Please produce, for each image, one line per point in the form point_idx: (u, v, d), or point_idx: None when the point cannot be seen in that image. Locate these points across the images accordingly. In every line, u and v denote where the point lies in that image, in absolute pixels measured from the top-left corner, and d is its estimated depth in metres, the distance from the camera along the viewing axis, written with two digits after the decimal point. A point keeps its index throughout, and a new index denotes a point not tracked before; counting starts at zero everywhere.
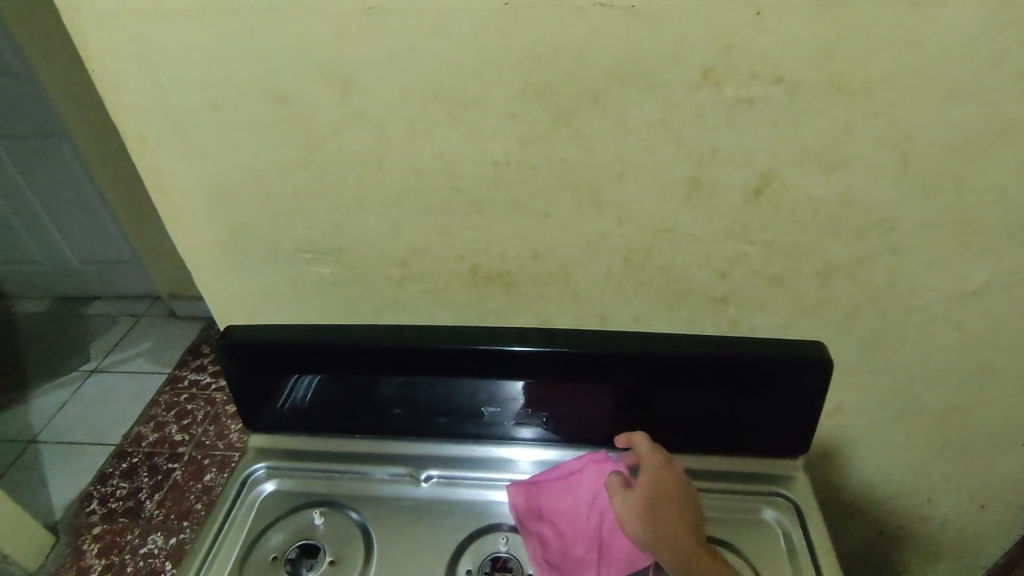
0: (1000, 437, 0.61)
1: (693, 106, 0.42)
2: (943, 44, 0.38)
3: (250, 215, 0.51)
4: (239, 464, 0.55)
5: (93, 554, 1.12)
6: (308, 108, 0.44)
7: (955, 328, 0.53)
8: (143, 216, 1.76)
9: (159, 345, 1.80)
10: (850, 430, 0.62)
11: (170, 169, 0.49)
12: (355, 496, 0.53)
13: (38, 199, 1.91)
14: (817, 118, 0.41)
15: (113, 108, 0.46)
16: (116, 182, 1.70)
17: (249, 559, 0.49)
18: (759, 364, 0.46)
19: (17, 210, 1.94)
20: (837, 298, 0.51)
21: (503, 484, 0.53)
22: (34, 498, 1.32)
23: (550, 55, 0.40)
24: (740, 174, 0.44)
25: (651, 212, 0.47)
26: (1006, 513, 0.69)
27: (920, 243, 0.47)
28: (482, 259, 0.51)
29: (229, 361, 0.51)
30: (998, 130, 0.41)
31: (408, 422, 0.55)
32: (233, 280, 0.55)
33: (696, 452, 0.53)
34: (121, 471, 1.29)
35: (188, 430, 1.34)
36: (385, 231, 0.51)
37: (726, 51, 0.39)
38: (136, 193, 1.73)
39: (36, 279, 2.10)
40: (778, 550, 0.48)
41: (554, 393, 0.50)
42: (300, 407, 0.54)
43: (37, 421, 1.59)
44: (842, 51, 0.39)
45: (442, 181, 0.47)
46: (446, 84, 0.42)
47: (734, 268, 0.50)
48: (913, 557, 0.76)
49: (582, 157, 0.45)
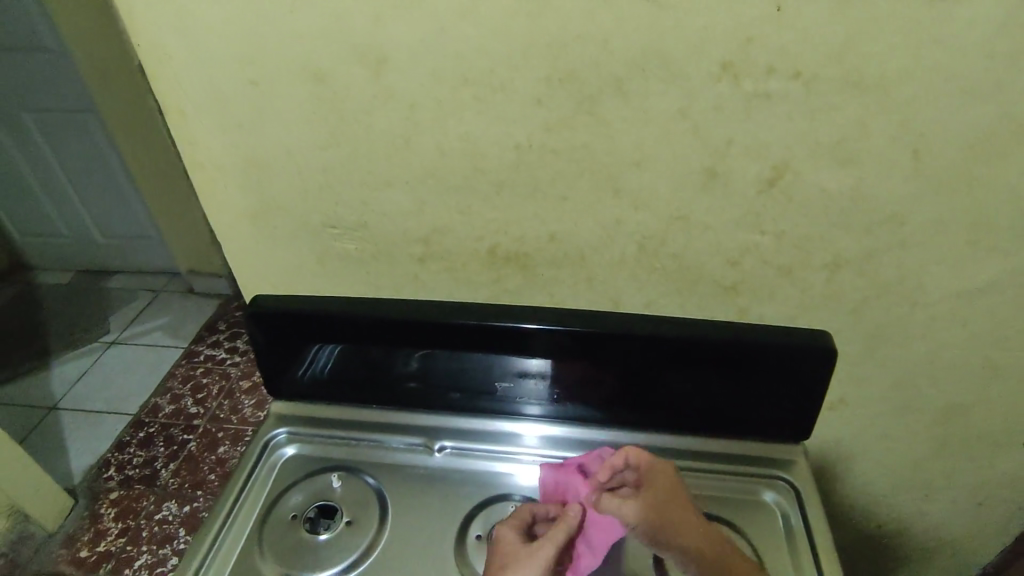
0: (1000, 436, 0.62)
1: (712, 97, 0.43)
2: (958, 45, 0.40)
3: (281, 189, 0.53)
4: (261, 428, 0.57)
5: (110, 518, 1.16)
6: (342, 87, 0.46)
7: (960, 325, 0.54)
8: (166, 193, 1.80)
9: (176, 321, 1.83)
10: (852, 422, 0.64)
11: (207, 141, 0.51)
12: (372, 463, 0.55)
13: (64, 172, 1.95)
14: (832, 113, 0.43)
15: (156, 80, 0.49)
16: (140, 159, 1.74)
17: (270, 516, 0.51)
18: (765, 350, 0.48)
19: (43, 182, 1.98)
20: (844, 291, 0.52)
21: (513, 457, 0.55)
22: (53, 462, 1.37)
23: (576, 44, 0.42)
24: (754, 165, 0.46)
25: (667, 200, 0.49)
26: (1004, 513, 0.70)
27: (928, 240, 0.48)
28: (501, 240, 0.53)
29: (255, 328, 0.53)
30: (1010, 131, 0.43)
31: (423, 395, 0.57)
32: (262, 251, 0.58)
33: (701, 434, 0.55)
34: (138, 440, 1.33)
35: (204, 404, 1.38)
36: (410, 209, 0.53)
37: (746, 45, 0.41)
38: (160, 171, 1.76)
39: (59, 252, 2.14)
40: (777, 531, 0.50)
41: (565, 371, 0.52)
42: (321, 376, 0.57)
43: (57, 389, 1.63)
44: (859, 48, 0.40)
45: (466, 162, 0.49)
46: (475, 68, 0.44)
47: (745, 257, 0.51)
48: (910, 551, 0.78)
49: (603, 143, 0.46)
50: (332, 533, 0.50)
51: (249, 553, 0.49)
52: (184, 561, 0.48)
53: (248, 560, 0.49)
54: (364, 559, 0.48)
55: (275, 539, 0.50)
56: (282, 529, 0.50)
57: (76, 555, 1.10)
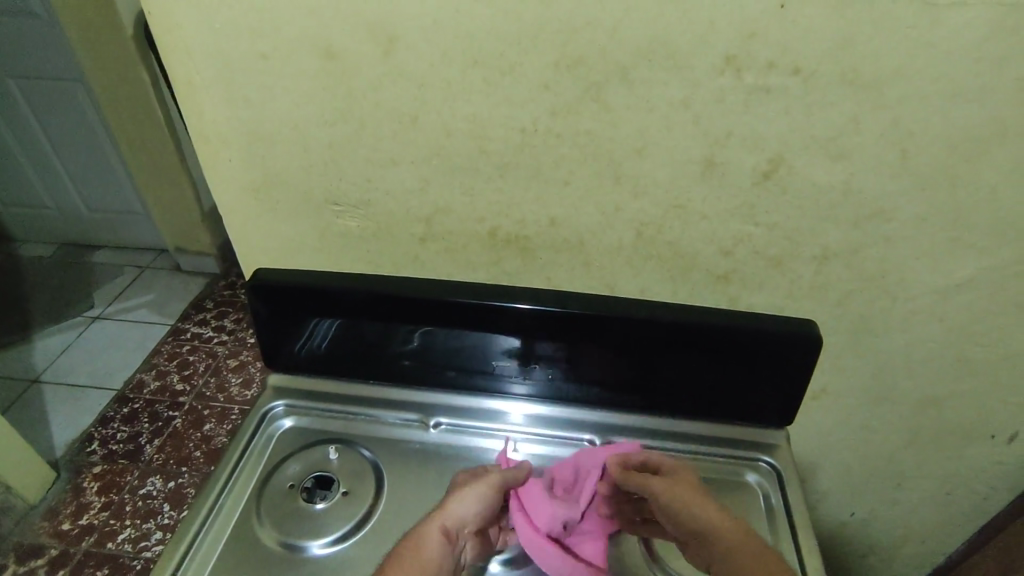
0: (972, 428, 0.65)
1: (714, 89, 0.45)
2: (950, 48, 0.41)
3: (286, 164, 0.54)
4: (259, 400, 0.58)
5: (93, 492, 1.17)
6: (352, 64, 0.47)
7: (939, 319, 0.56)
8: (155, 167, 1.78)
9: (161, 297, 1.82)
10: (832, 411, 0.66)
11: (214, 113, 0.52)
12: (368, 436, 0.56)
13: (50, 144, 1.92)
14: (828, 109, 0.44)
15: (166, 49, 0.49)
16: (128, 131, 1.72)
17: (268, 485, 0.52)
18: (752, 336, 0.50)
19: (28, 153, 1.95)
20: (831, 283, 0.54)
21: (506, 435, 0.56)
22: (35, 434, 1.36)
23: (586, 31, 0.43)
24: (752, 158, 0.47)
25: (666, 189, 0.50)
26: (973, 504, 0.73)
27: (913, 236, 0.51)
28: (502, 223, 0.55)
29: (257, 300, 0.54)
30: (994, 133, 0.45)
31: (420, 373, 0.58)
32: (264, 225, 0.58)
33: (689, 417, 0.57)
34: (122, 416, 1.34)
35: (189, 381, 1.40)
36: (414, 189, 0.54)
37: (749, 39, 0.42)
38: (149, 146, 1.74)
39: (43, 224, 2.11)
40: (759, 509, 0.52)
41: (560, 351, 0.53)
42: (319, 351, 0.58)
43: (39, 362, 1.62)
44: (857, 47, 0.42)
45: (472, 144, 0.50)
46: (485, 50, 0.45)
47: (737, 247, 0.53)
48: (881, 539, 0.81)
49: (606, 130, 0.48)
50: (329, 502, 0.51)
51: (247, 520, 0.50)
52: (182, 525, 0.49)
53: (245, 527, 0.50)
54: (361, 528, 0.49)
55: (273, 507, 0.51)
56: (280, 497, 0.51)
57: (58, 527, 1.11)
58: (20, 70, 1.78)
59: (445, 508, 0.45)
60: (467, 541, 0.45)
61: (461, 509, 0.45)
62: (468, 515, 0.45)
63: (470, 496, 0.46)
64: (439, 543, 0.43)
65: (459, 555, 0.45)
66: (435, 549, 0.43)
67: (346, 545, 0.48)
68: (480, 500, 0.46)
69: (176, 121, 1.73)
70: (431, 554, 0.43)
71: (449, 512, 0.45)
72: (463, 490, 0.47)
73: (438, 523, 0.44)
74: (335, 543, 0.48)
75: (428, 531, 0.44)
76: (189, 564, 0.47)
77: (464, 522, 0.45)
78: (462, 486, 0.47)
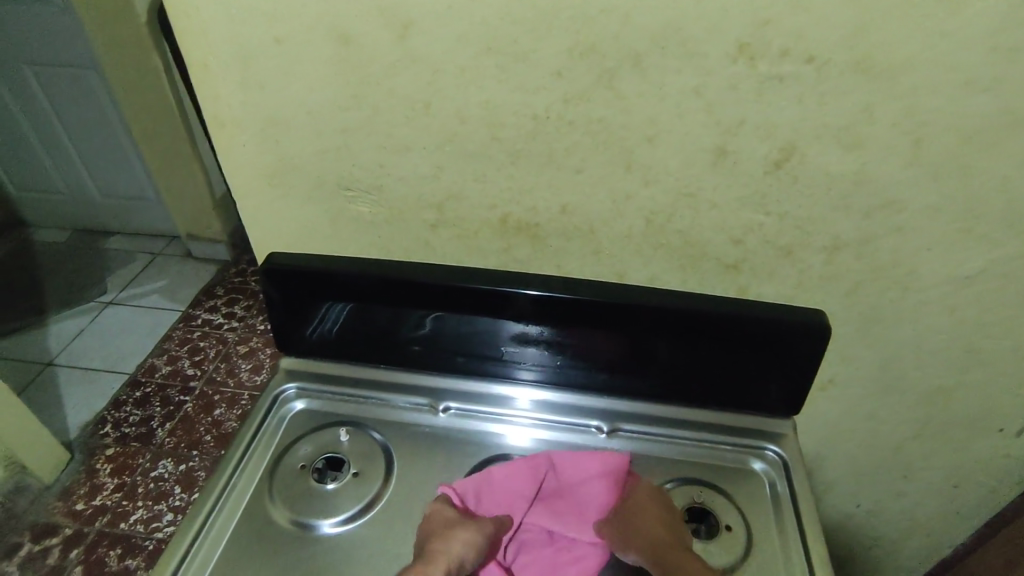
0: (980, 420, 0.65)
1: (727, 76, 0.45)
2: (966, 37, 0.41)
3: (300, 149, 0.54)
4: (271, 382, 0.59)
5: (106, 473, 1.18)
6: (366, 49, 0.47)
7: (948, 311, 0.56)
8: (168, 153, 1.80)
9: (173, 283, 1.84)
10: (840, 402, 0.66)
11: (229, 97, 0.52)
12: (379, 420, 0.57)
13: (64, 130, 1.94)
14: (841, 98, 0.44)
15: (182, 33, 0.49)
16: (141, 118, 1.73)
17: (280, 466, 0.53)
18: (761, 325, 0.50)
19: (43, 139, 1.97)
20: (841, 273, 0.54)
21: (518, 421, 0.57)
22: (50, 416, 1.38)
23: (599, 17, 0.43)
24: (764, 146, 0.47)
25: (677, 177, 0.50)
26: (980, 497, 0.73)
27: (924, 227, 0.50)
28: (513, 210, 0.55)
29: (270, 284, 0.55)
30: (1008, 124, 0.44)
31: (431, 357, 0.59)
32: (278, 209, 0.59)
33: (695, 405, 0.57)
34: (135, 400, 1.35)
35: (201, 366, 1.41)
36: (426, 174, 0.54)
37: (763, 26, 0.42)
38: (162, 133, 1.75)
39: (58, 210, 2.14)
40: (765, 497, 0.53)
41: (569, 338, 0.54)
42: (332, 334, 0.58)
43: (54, 346, 1.64)
44: (872, 35, 0.42)
45: (484, 130, 0.50)
46: (499, 35, 0.45)
47: (748, 236, 0.53)
48: (887, 531, 0.81)
49: (618, 117, 0.48)
50: (340, 483, 0.52)
51: (260, 499, 0.51)
52: (196, 503, 0.50)
53: (258, 506, 0.50)
54: (370, 509, 0.50)
55: (285, 487, 0.51)
56: (292, 477, 0.52)
57: (72, 507, 1.13)
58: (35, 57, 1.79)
59: (444, 551, 0.43)
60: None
61: (459, 550, 0.43)
62: (466, 555, 0.43)
63: (467, 536, 0.44)
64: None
65: None
66: None
67: (356, 524, 0.49)
68: (476, 538, 0.44)
69: (189, 108, 1.74)
70: None
71: (447, 554, 0.43)
72: (460, 535, 0.44)
73: (439, 571, 0.42)
74: (345, 522, 0.49)
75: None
76: (203, 540, 0.48)
77: (463, 563, 0.43)
78: (457, 528, 0.45)
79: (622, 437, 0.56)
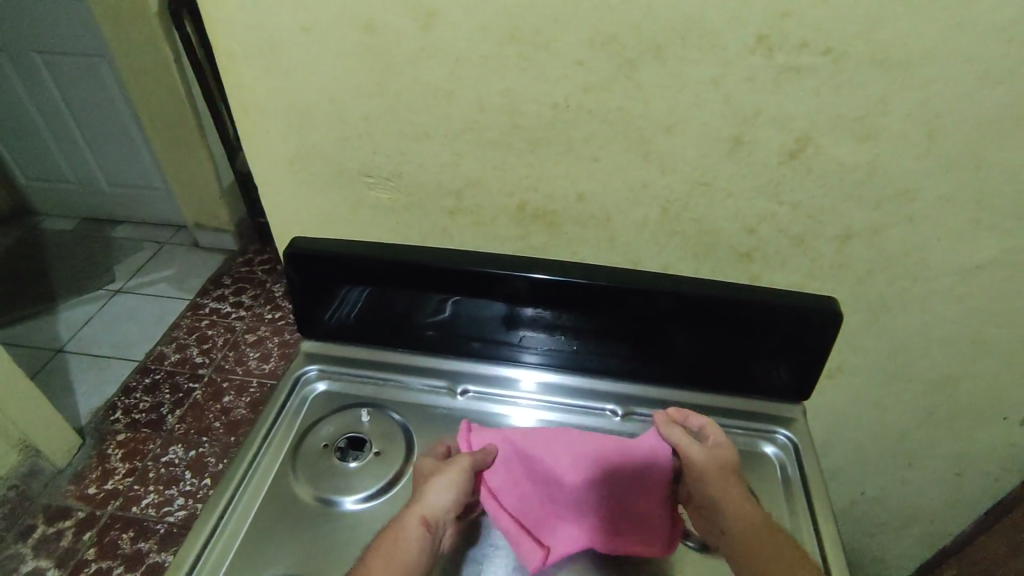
0: (983, 409, 0.67)
1: (745, 67, 0.46)
2: (981, 30, 0.42)
3: (323, 136, 0.55)
4: (292, 364, 0.60)
5: (116, 458, 1.21)
6: (391, 37, 0.48)
7: (955, 300, 0.57)
8: (177, 144, 1.80)
9: (181, 273, 1.85)
10: (847, 390, 0.67)
11: (254, 85, 0.53)
12: (398, 401, 0.59)
13: (72, 119, 1.95)
14: (857, 90, 0.45)
15: (210, 21, 0.50)
16: (150, 107, 1.74)
17: (302, 445, 0.54)
18: (774, 310, 0.51)
19: (52, 127, 1.98)
20: (851, 263, 0.55)
21: (524, 402, 0.58)
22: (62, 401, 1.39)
23: (622, 8, 0.44)
24: (779, 137, 0.49)
25: (693, 166, 0.51)
26: (981, 483, 0.75)
27: (935, 217, 0.52)
28: (530, 198, 0.56)
29: (292, 268, 0.56)
30: (1020, 116, 0.45)
31: (445, 342, 0.60)
32: (299, 196, 0.60)
33: (707, 390, 0.59)
34: (144, 386, 1.37)
35: (209, 354, 1.43)
36: (447, 162, 0.55)
37: (782, 18, 0.43)
38: (170, 123, 1.76)
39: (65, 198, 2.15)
40: (776, 478, 0.54)
41: (585, 323, 0.55)
42: (350, 319, 0.60)
43: (62, 333, 1.65)
44: (889, 28, 0.43)
45: (505, 119, 0.51)
46: (522, 25, 0.46)
47: (761, 225, 0.54)
48: (889, 517, 0.83)
49: (637, 107, 0.49)
50: (361, 462, 0.53)
51: (284, 477, 0.52)
52: (223, 479, 0.52)
53: (282, 483, 0.52)
54: (390, 487, 0.52)
55: (308, 466, 0.53)
56: (315, 456, 0.53)
57: (83, 491, 1.15)
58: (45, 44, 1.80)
59: (422, 498, 0.47)
60: (447, 530, 0.47)
61: (437, 498, 0.47)
62: (444, 502, 0.47)
63: (441, 485, 0.48)
64: (419, 532, 0.45)
65: (438, 542, 0.46)
66: (415, 542, 0.44)
67: (377, 502, 0.51)
68: (452, 487, 0.48)
69: (197, 98, 1.75)
70: (409, 543, 0.44)
71: (425, 502, 0.47)
72: (436, 480, 0.48)
73: (417, 514, 0.46)
74: (366, 500, 0.51)
75: (406, 523, 0.45)
76: (229, 516, 0.50)
77: (443, 510, 0.47)
78: (433, 474, 0.49)
79: (636, 420, 0.57)
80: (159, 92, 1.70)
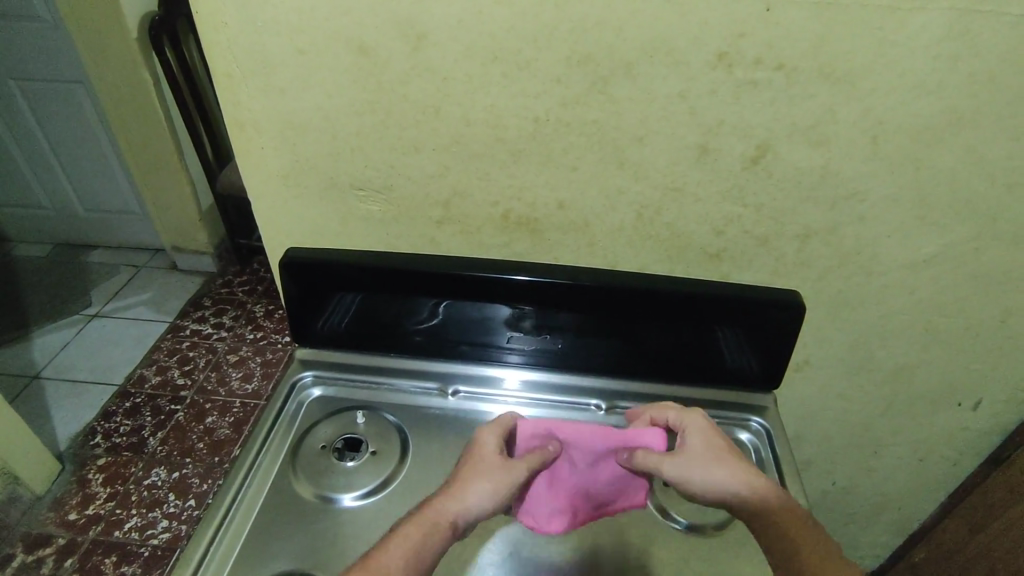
0: (939, 394, 0.71)
1: (708, 82, 0.50)
2: (914, 46, 0.47)
3: (315, 152, 0.58)
4: (289, 371, 0.65)
5: (98, 483, 1.33)
6: (380, 58, 0.52)
7: (907, 293, 0.62)
8: (157, 159, 1.90)
9: (160, 295, 1.99)
10: (815, 381, 0.72)
11: (250, 104, 0.56)
12: (393, 403, 0.63)
13: (56, 147, 2.06)
14: (808, 100, 0.50)
15: (208, 44, 0.53)
16: (128, 123, 1.83)
17: (301, 446, 0.59)
18: (745, 305, 0.56)
19: (29, 157, 2.10)
20: (812, 261, 0.60)
21: (502, 399, 0.63)
22: (40, 425, 1.52)
23: (595, 28, 0.48)
24: (741, 145, 0.53)
25: (664, 173, 0.55)
26: (942, 464, 0.81)
27: (885, 216, 0.56)
28: (514, 206, 0.60)
29: (289, 279, 0.59)
30: (952, 122, 0.50)
31: (435, 346, 0.64)
32: (293, 210, 0.63)
33: (682, 380, 0.63)
34: (124, 410, 1.52)
35: (190, 375, 1.60)
36: (434, 174, 0.58)
37: (740, 38, 0.48)
38: (148, 137, 1.85)
39: (42, 222, 2.26)
40: (751, 464, 0.59)
41: (570, 322, 0.59)
42: (342, 326, 0.63)
43: (38, 360, 1.76)
44: (833, 45, 0.47)
45: (489, 133, 0.55)
46: (504, 46, 0.50)
47: (728, 227, 0.58)
48: (862, 503, 0.88)
49: (611, 120, 0.53)
50: (359, 461, 0.58)
51: (285, 477, 0.56)
52: (228, 475, 0.56)
53: (284, 481, 0.56)
54: (386, 486, 0.56)
55: (309, 465, 0.57)
56: (313, 457, 0.58)
57: (65, 517, 1.27)
58: (33, 75, 1.90)
59: (462, 498, 0.49)
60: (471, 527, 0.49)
61: (476, 503, 0.48)
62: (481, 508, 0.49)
63: (483, 490, 0.49)
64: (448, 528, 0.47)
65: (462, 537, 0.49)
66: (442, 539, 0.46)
67: (374, 498, 0.55)
68: (493, 495, 0.49)
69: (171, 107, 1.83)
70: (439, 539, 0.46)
71: (464, 503, 0.48)
72: (483, 482, 0.49)
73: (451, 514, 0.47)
74: (364, 497, 0.55)
75: (441, 519, 0.47)
76: (225, 531, 0.52)
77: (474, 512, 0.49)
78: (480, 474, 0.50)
79: (619, 413, 0.63)
80: (138, 107, 1.79)
